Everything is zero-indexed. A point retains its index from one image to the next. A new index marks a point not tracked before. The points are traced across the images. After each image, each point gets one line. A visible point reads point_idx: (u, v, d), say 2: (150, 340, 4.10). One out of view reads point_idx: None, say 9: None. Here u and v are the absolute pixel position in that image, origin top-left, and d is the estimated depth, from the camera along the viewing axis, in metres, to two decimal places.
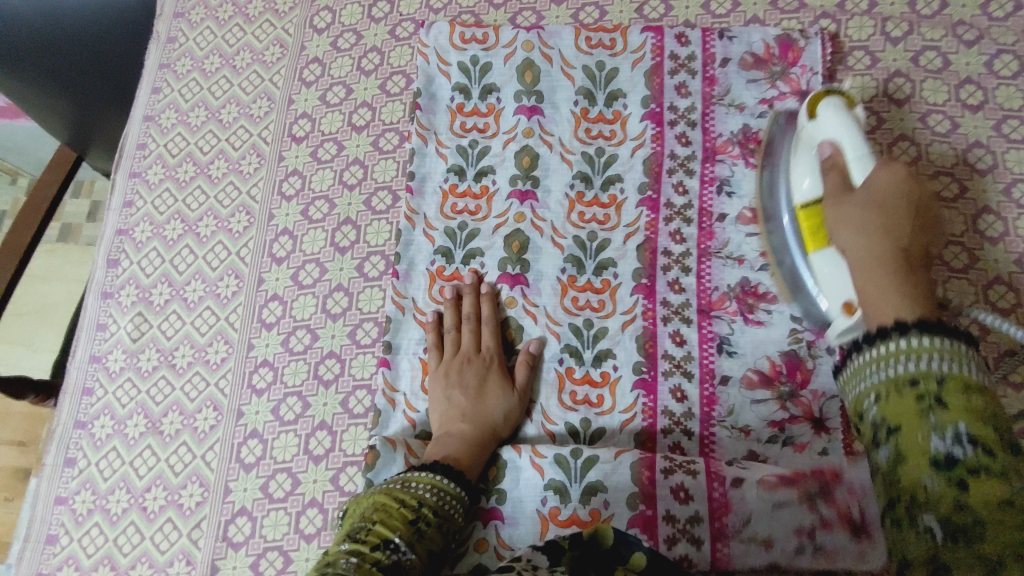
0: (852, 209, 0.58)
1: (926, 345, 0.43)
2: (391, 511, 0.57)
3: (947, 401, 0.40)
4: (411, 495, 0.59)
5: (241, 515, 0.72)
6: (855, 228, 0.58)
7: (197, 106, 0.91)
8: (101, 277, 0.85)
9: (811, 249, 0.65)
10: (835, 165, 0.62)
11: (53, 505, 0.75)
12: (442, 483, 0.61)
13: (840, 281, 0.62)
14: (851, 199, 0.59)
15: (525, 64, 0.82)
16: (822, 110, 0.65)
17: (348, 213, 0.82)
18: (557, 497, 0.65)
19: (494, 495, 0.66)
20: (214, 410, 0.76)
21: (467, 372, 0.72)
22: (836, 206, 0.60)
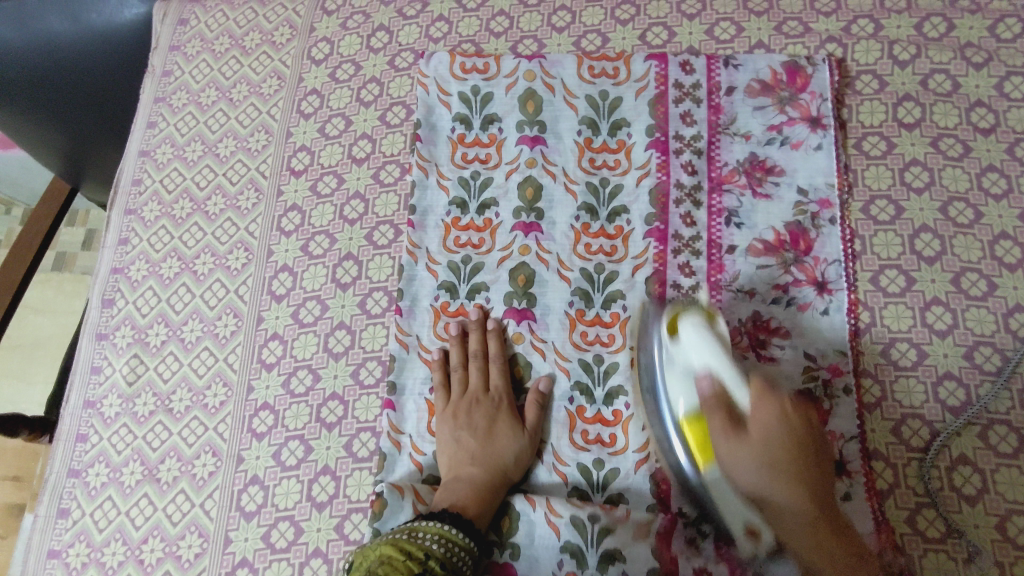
0: (752, 461, 0.58)
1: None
2: (397, 564, 0.54)
3: None
4: (418, 547, 0.57)
5: (242, 566, 0.69)
6: (754, 484, 0.58)
7: (193, 140, 0.89)
8: (96, 318, 0.82)
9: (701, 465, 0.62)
10: (720, 405, 0.61)
11: (46, 559, 0.72)
12: (450, 533, 0.59)
13: (736, 503, 0.61)
14: (747, 441, 0.58)
15: (526, 94, 0.81)
16: (685, 330, 0.64)
17: (349, 248, 0.80)
18: (574, 561, 0.63)
19: (508, 550, 0.64)
20: (213, 455, 0.74)
21: (473, 413, 0.69)
22: (733, 452, 0.59)
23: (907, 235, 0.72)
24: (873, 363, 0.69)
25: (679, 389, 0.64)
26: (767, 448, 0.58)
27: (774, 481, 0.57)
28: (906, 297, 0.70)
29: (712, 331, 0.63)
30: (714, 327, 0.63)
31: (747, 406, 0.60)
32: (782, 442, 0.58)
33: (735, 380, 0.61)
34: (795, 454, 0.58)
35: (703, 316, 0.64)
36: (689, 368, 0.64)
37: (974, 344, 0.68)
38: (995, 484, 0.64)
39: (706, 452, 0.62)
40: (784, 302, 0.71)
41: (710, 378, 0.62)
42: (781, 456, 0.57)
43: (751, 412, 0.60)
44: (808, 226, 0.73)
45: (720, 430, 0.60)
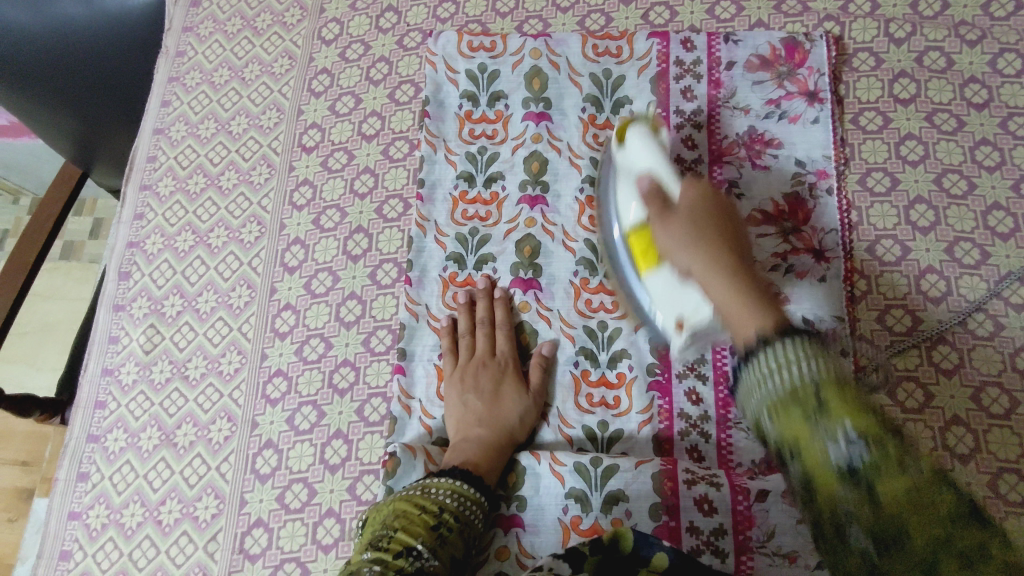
0: (682, 235, 0.60)
1: (790, 351, 0.43)
2: (413, 518, 0.57)
3: (828, 405, 0.38)
4: (431, 501, 0.59)
5: (257, 526, 0.71)
6: (685, 253, 0.59)
7: (206, 118, 0.91)
8: (112, 290, 0.85)
9: (647, 269, 0.65)
10: (655, 194, 0.63)
11: (67, 521, 0.75)
12: (460, 488, 0.61)
13: (675, 299, 0.63)
14: (678, 218, 0.61)
15: (532, 72, 0.83)
16: (631, 138, 0.68)
17: (359, 221, 0.82)
18: (579, 506, 0.65)
19: (514, 502, 0.67)
20: (228, 421, 0.76)
21: (477, 376, 0.72)
22: (666, 232, 0.61)
23: (902, 206, 0.74)
24: (869, 328, 0.71)
25: (626, 195, 0.67)
26: (698, 223, 0.60)
27: (695, 242, 0.59)
28: (902, 266, 0.73)
29: (653, 138, 0.67)
30: (657, 136, 0.67)
31: (680, 195, 0.62)
32: (707, 224, 0.60)
33: (669, 174, 0.64)
34: (721, 237, 0.59)
35: (650, 124, 0.68)
36: (633, 172, 0.67)
37: (967, 311, 0.70)
38: (987, 444, 0.66)
39: (648, 251, 0.65)
40: (783, 269, 0.73)
41: (649, 176, 0.64)
42: (706, 236, 0.59)
43: (681, 195, 0.62)
44: (806, 196, 0.75)
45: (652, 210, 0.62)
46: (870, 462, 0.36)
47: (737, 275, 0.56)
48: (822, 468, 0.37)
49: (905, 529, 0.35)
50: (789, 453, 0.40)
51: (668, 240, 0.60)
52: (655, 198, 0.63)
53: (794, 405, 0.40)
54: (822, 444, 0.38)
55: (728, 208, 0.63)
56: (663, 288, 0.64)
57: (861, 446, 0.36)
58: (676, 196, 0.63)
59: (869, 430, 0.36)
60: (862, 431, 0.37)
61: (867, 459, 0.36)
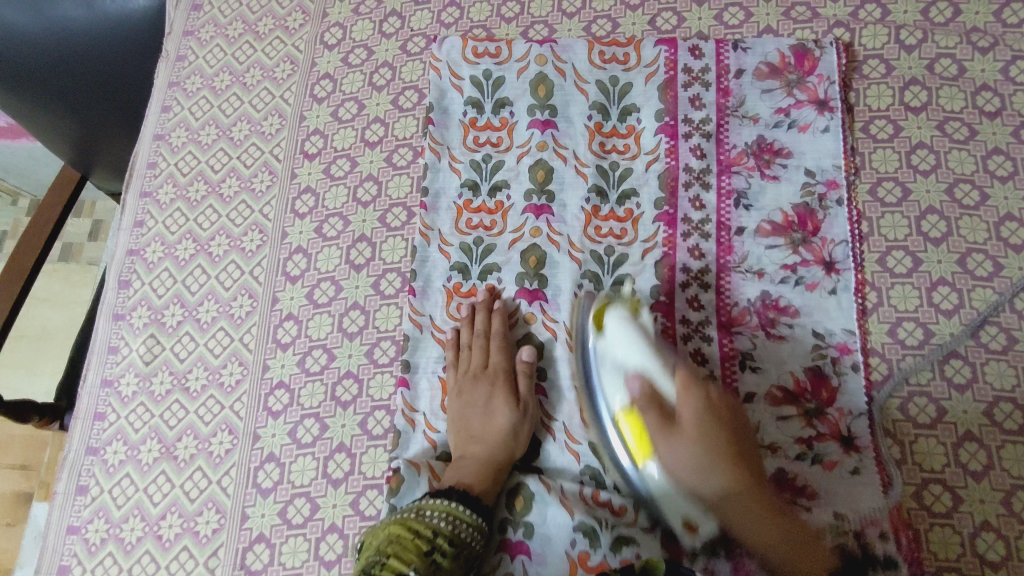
0: (689, 449, 0.58)
1: None
2: (405, 543, 0.57)
3: None
4: (425, 525, 0.59)
5: (259, 541, 0.70)
6: (695, 473, 0.58)
7: (207, 124, 0.90)
8: (112, 299, 0.83)
9: (640, 460, 0.62)
10: (652, 401, 0.61)
11: (66, 535, 0.74)
12: (456, 511, 0.60)
13: (675, 496, 0.61)
14: (682, 429, 0.59)
15: (538, 79, 0.82)
16: (614, 325, 0.66)
17: (362, 230, 0.81)
18: (587, 540, 0.63)
19: (521, 528, 0.65)
20: (229, 433, 0.75)
21: (476, 391, 0.70)
22: (669, 444, 0.59)
23: (913, 216, 0.73)
24: (881, 342, 0.70)
25: (613, 384, 0.65)
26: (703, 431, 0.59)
27: (707, 462, 0.58)
28: (913, 278, 0.71)
29: (635, 324, 0.65)
30: (638, 318, 0.66)
31: (674, 396, 0.61)
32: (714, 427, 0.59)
33: (660, 373, 0.62)
34: (726, 432, 0.59)
35: (630, 307, 0.67)
36: (620, 365, 0.64)
37: (980, 324, 0.69)
38: (1001, 461, 0.65)
39: (643, 441, 0.62)
40: (793, 282, 0.72)
41: (641, 378, 0.62)
42: (712, 443, 0.58)
43: (677, 403, 0.61)
44: (816, 207, 0.74)
45: (652, 420, 0.60)
46: None
47: (758, 491, 0.58)
48: None
49: None
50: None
51: (681, 457, 0.58)
52: (657, 407, 0.61)
53: None
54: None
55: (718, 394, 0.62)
56: (662, 487, 0.61)
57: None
58: (670, 398, 0.61)
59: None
60: None
61: None
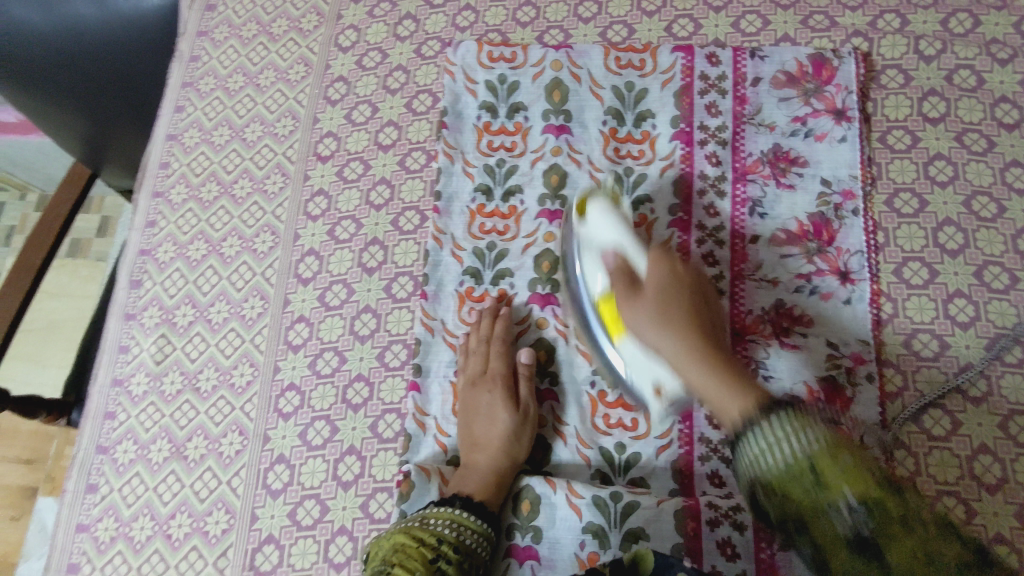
0: (645, 312, 0.60)
1: (800, 420, 0.46)
2: (410, 551, 0.58)
3: (831, 482, 0.42)
4: (430, 533, 0.60)
5: (269, 543, 0.70)
6: (653, 335, 0.59)
7: (220, 124, 0.90)
8: (124, 298, 0.84)
9: (616, 337, 0.65)
10: (622, 269, 0.63)
11: (75, 533, 0.74)
12: (460, 518, 0.62)
13: (646, 367, 0.63)
14: (642, 297, 0.60)
15: (553, 84, 0.82)
16: (591, 212, 0.68)
17: (375, 233, 0.81)
18: (596, 542, 0.64)
19: (529, 533, 0.66)
20: (239, 434, 0.75)
21: (480, 394, 0.71)
22: (631, 307, 0.61)
23: (930, 228, 0.73)
24: (896, 353, 0.69)
25: (592, 267, 0.67)
26: (661, 300, 0.60)
27: (664, 325, 0.58)
28: (929, 289, 0.71)
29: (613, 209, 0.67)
30: (618, 209, 0.68)
31: (645, 270, 0.63)
32: (672, 293, 0.60)
33: (635, 250, 0.64)
34: (683, 307, 0.59)
35: (609, 197, 0.69)
36: (595, 248, 0.67)
37: (996, 337, 0.69)
38: (1016, 474, 0.65)
39: (616, 320, 0.65)
40: (808, 291, 0.72)
41: (615, 253, 0.65)
42: (668, 314, 0.59)
43: (647, 273, 0.62)
44: (832, 217, 0.74)
45: (618, 287, 0.62)
46: (871, 532, 0.40)
47: (705, 350, 0.57)
48: (834, 535, 0.41)
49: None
50: (798, 526, 0.44)
51: (634, 318, 0.60)
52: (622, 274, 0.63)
53: (790, 483, 0.44)
54: (827, 514, 0.42)
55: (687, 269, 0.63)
56: (635, 357, 0.63)
57: (864, 512, 0.40)
58: (642, 273, 0.63)
59: (868, 492, 0.41)
60: (864, 507, 0.40)
61: (870, 531, 0.40)
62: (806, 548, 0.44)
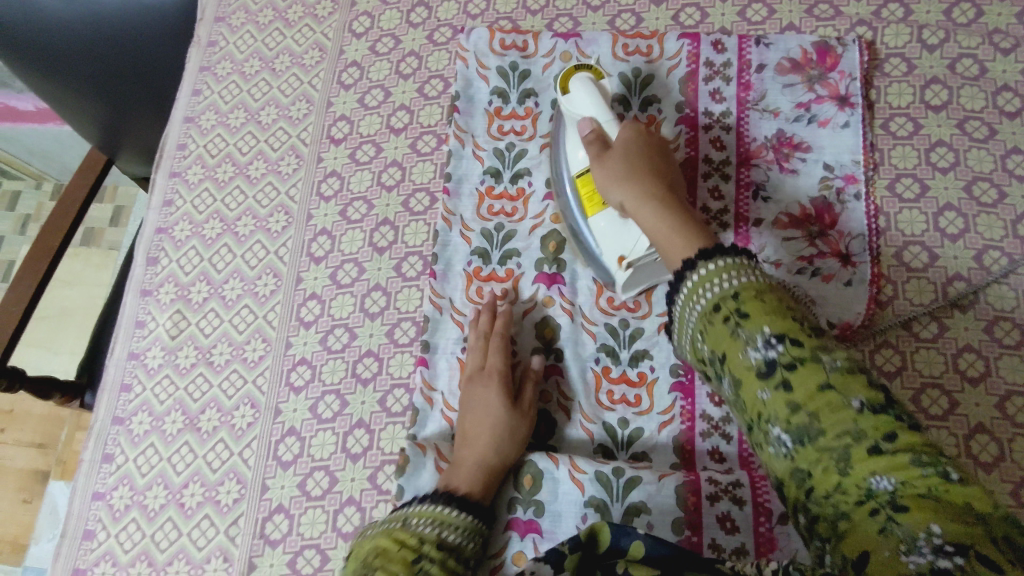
0: (614, 170, 0.65)
1: (713, 263, 0.52)
2: (391, 555, 0.54)
3: (748, 315, 0.48)
4: (411, 533, 0.57)
5: (278, 512, 0.72)
6: (618, 188, 0.64)
7: (236, 107, 0.92)
8: (141, 275, 0.86)
9: (590, 211, 0.70)
10: (597, 136, 0.67)
11: (91, 501, 0.76)
12: (441, 515, 0.60)
13: (619, 236, 0.68)
14: (613, 156, 0.66)
15: (562, 71, 0.83)
16: (573, 85, 0.70)
17: (386, 214, 0.83)
18: (598, 515, 0.65)
19: (531, 506, 0.67)
20: (251, 407, 0.77)
21: (475, 387, 0.70)
22: (603, 167, 0.66)
23: (930, 212, 0.74)
24: (895, 334, 0.71)
25: (574, 141, 0.72)
26: (630, 156, 0.65)
27: (631, 175, 0.64)
28: (929, 272, 0.72)
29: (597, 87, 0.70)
30: (600, 83, 0.71)
31: (620, 137, 0.67)
32: (635, 152, 0.66)
33: (611, 123, 0.69)
34: (651, 166, 0.65)
35: (593, 73, 0.71)
36: (574, 119, 0.71)
37: (994, 319, 0.70)
38: (1012, 454, 0.66)
39: (592, 195, 0.70)
40: (810, 273, 0.73)
41: (591, 123, 0.68)
42: (635, 169, 0.64)
43: (620, 139, 0.67)
44: (834, 201, 0.75)
45: (591, 151, 0.67)
46: (784, 361, 0.46)
47: (663, 196, 0.62)
48: (746, 365, 0.48)
49: (823, 421, 0.44)
50: (720, 360, 0.50)
51: (602, 177, 0.65)
52: (596, 136, 0.68)
53: (716, 317, 0.50)
54: (743, 348, 0.48)
55: (656, 139, 0.68)
56: (608, 227, 0.69)
57: (774, 345, 0.46)
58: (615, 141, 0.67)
59: (783, 329, 0.47)
60: (777, 336, 0.46)
61: (783, 358, 0.46)
62: (727, 382, 0.50)
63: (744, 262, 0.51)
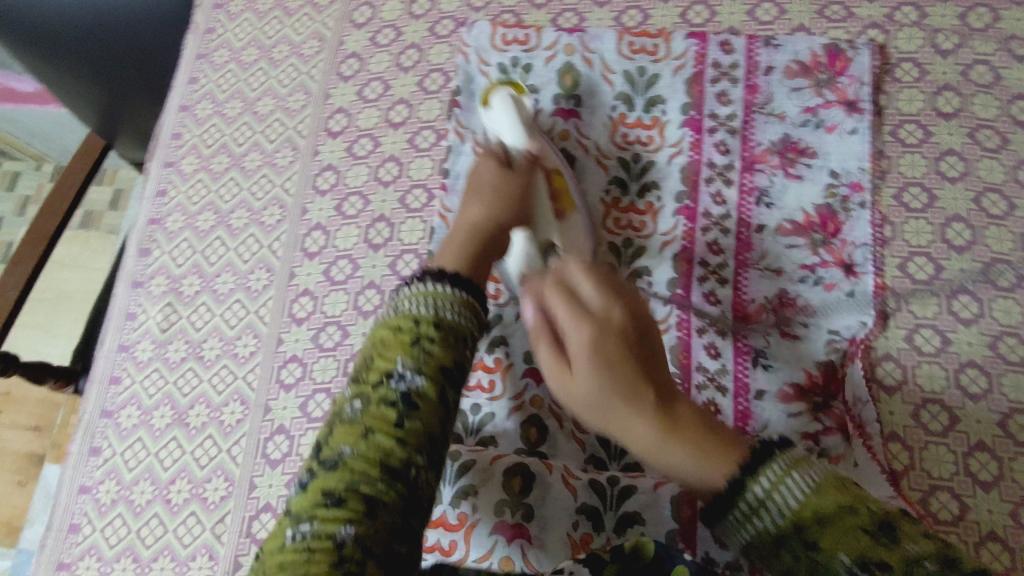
0: (583, 383, 0.48)
1: (755, 484, 0.42)
2: (388, 340, 0.47)
3: (817, 543, 0.39)
4: (408, 314, 0.48)
5: (265, 511, 0.71)
6: (595, 416, 0.49)
7: (233, 97, 0.91)
8: (133, 266, 0.85)
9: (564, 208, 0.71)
10: (543, 325, 0.51)
11: (77, 494, 0.75)
12: (435, 292, 0.50)
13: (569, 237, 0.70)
14: (573, 365, 0.49)
15: (565, 68, 0.81)
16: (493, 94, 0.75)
17: (382, 210, 0.81)
18: (590, 524, 0.64)
19: (520, 511, 0.63)
20: (241, 404, 0.76)
21: (488, 178, 0.66)
22: (566, 377, 0.49)
23: (938, 223, 0.72)
24: (897, 347, 0.69)
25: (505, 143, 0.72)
26: (595, 358, 0.47)
27: (603, 379, 0.47)
28: (933, 285, 0.71)
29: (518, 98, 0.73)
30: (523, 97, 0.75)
31: (568, 326, 0.49)
32: (598, 352, 0.47)
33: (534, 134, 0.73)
34: (627, 363, 0.47)
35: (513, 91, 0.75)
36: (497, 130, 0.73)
37: (998, 335, 0.68)
38: (1011, 472, 0.64)
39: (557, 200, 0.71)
40: (811, 282, 0.72)
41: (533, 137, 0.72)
42: (608, 378, 0.47)
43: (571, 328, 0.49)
44: (838, 209, 0.74)
45: (546, 359, 0.51)
46: None
47: (649, 395, 0.47)
48: None
49: None
50: None
51: (573, 404, 0.49)
52: (541, 333, 0.51)
53: (782, 547, 0.41)
54: None
55: (614, 313, 0.49)
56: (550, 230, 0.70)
57: None
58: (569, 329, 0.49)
59: (881, 561, 0.37)
60: None
61: None
62: None
63: (787, 461, 0.42)
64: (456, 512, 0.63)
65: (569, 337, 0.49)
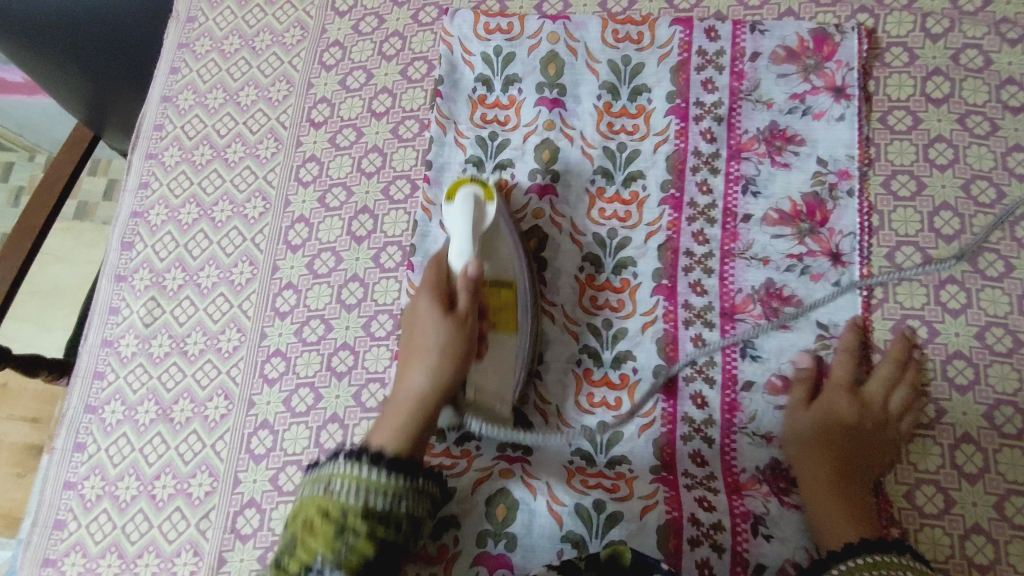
0: (802, 425, 0.65)
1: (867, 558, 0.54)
2: (316, 528, 0.52)
3: None
4: (336, 501, 0.53)
5: (250, 507, 0.71)
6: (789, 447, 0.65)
7: (215, 87, 0.89)
8: (115, 260, 0.84)
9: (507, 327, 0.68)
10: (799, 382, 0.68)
11: (62, 490, 0.75)
12: (366, 479, 0.54)
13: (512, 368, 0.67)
14: (811, 410, 0.65)
15: (549, 56, 0.80)
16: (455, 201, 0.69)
17: (365, 202, 0.80)
18: (575, 552, 0.62)
19: (503, 540, 0.63)
20: (224, 398, 0.75)
21: (427, 332, 0.63)
22: (793, 419, 0.66)
23: (926, 211, 0.71)
24: (883, 338, 0.69)
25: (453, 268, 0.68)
26: (828, 421, 0.64)
27: (824, 432, 0.64)
28: (921, 275, 0.70)
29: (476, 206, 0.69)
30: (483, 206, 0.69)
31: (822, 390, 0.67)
32: (830, 420, 0.64)
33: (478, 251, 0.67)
34: (844, 443, 0.63)
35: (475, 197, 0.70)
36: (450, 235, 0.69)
37: (986, 324, 0.68)
38: (996, 464, 0.64)
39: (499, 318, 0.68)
40: (798, 271, 0.71)
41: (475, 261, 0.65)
42: (827, 441, 0.63)
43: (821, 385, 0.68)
44: (826, 197, 0.73)
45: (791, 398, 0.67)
46: None
47: (846, 467, 0.62)
48: None
49: None
50: None
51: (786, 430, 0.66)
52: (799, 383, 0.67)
53: None
54: None
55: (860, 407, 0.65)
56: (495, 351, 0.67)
57: None
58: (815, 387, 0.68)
59: None
60: None
61: None
62: None
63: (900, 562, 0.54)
64: (436, 545, 0.63)
65: (826, 396, 0.66)
